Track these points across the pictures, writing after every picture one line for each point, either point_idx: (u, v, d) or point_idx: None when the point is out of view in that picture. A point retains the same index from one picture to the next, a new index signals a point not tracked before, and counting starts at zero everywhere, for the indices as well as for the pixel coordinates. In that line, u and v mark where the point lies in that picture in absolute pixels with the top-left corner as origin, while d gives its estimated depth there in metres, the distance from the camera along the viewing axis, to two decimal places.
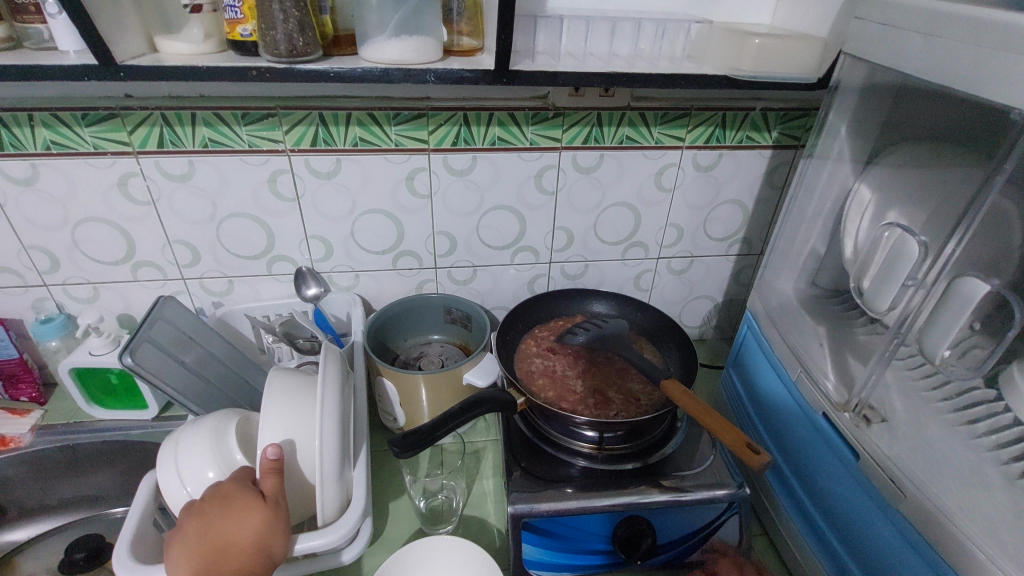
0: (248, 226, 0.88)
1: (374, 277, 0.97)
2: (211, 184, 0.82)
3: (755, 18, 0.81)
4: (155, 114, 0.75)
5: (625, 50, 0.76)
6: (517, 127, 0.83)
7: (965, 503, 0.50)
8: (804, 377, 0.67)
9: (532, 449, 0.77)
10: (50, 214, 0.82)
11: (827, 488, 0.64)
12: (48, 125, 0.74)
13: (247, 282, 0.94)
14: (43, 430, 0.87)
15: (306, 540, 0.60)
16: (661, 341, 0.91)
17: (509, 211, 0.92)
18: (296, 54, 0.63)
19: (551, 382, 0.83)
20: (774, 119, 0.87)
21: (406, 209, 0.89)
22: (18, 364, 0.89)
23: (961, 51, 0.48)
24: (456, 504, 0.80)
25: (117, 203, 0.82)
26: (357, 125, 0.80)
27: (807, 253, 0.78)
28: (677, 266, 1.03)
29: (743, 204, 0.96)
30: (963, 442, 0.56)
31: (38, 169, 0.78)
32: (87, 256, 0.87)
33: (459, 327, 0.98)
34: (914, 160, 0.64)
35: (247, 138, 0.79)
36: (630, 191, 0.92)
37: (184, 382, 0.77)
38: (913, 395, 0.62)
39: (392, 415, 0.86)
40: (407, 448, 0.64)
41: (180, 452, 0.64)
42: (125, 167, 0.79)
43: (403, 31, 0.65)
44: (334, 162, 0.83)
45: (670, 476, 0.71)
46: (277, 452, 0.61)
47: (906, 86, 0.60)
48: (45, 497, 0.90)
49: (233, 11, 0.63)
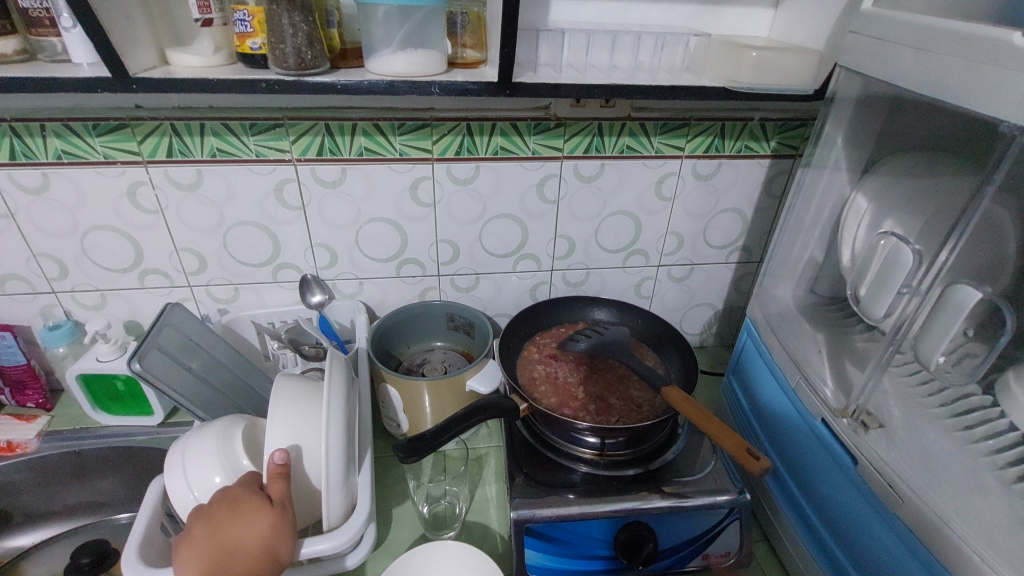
0: (387, 229, 1.18)
1: (489, 275, 1.28)
2: (358, 190, 1.12)
3: (753, 29, 1.08)
4: (320, 126, 1.03)
5: (626, 61, 1.01)
6: (589, 151, 1.04)
7: (960, 508, 0.66)
8: (803, 383, 0.88)
9: (578, 452, 0.94)
10: (201, 218, 1.11)
11: (822, 492, 0.85)
12: (217, 133, 1.01)
13: (355, 266, 1.22)
14: (181, 419, 0.99)
15: (312, 545, 0.80)
16: (664, 349, 1.19)
17: (592, 218, 1.21)
18: (402, 68, 0.80)
19: (552, 388, 1.09)
20: (773, 129, 1.14)
21: (530, 213, 1.20)
22: (184, 345, 1.08)
23: (944, 63, 0.65)
24: (460, 510, 1.04)
25: (273, 208, 1.12)
26: (500, 135, 1.09)
27: (805, 259, 1.05)
28: (678, 274, 1.34)
29: (742, 212, 1.25)
30: (960, 451, 0.74)
31: (203, 174, 1.06)
32: (231, 257, 1.18)
33: (537, 340, 1.23)
34: (903, 170, 0.86)
35: (398, 147, 1.08)
36: (629, 201, 1.20)
37: (312, 394, 0.96)
38: (910, 400, 0.82)
39: (444, 414, 1.09)
40: (414, 455, 0.83)
41: (217, 455, 0.86)
42: (283, 174, 1.08)
43: (407, 44, 0.85)
44: (472, 169, 1.12)
45: (672, 483, 0.93)
46: (367, 451, 0.80)
47: (894, 96, 0.80)
48: (160, 494, 0.97)
49: (343, 10, 0.76)
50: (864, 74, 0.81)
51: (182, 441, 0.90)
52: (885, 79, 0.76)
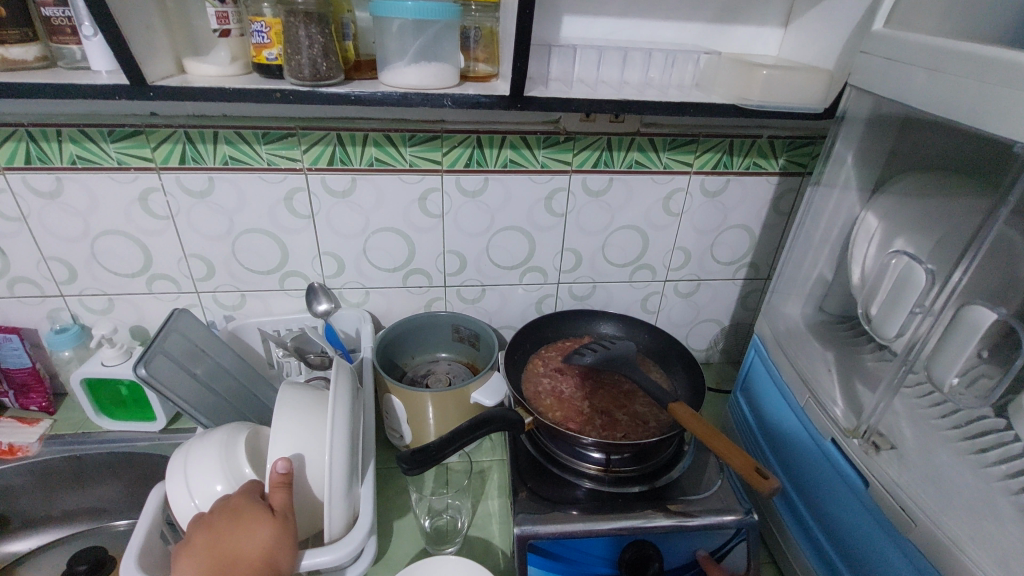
0: (264, 242, 0.89)
1: (384, 294, 0.98)
2: (229, 200, 0.84)
3: (762, 50, 0.83)
4: (179, 131, 0.78)
5: (635, 77, 0.79)
6: (529, 150, 0.85)
7: (975, 533, 0.50)
8: (812, 403, 0.67)
9: (538, 469, 0.77)
10: (70, 227, 0.84)
11: (837, 517, 0.64)
12: (75, 140, 0.77)
13: (259, 297, 0.95)
14: (51, 440, 0.88)
15: (313, 556, 0.60)
16: (668, 364, 0.92)
17: (519, 231, 0.93)
18: (319, 78, 0.65)
19: (558, 403, 0.84)
20: (782, 147, 0.89)
21: (418, 228, 0.91)
22: (30, 373, 0.90)
23: (965, 87, 0.49)
24: (461, 524, 0.79)
25: (137, 217, 0.84)
26: (373, 146, 0.82)
27: (814, 279, 0.79)
28: (683, 289, 1.04)
29: (750, 229, 0.97)
30: (972, 472, 0.56)
31: (63, 183, 0.80)
32: (105, 269, 0.88)
33: (467, 345, 0.99)
34: (919, 190, 0.65)
35: (266, 157, 0.81)
36: (637, 216, 0.94)
37: (194, 394, 0.77)
38: (922, 422, 0.61)
39: (399, 432, 0.87)
40: (416, 465, 0.64)
41: (190, 465, 0.64)
42: (147, 183, 0.81)
43: (422, 57, 0.68)
44: (349, 181, 0.85)
45: (677, 500, 0.71)
46: (287, 466, 0.61)
47: (911, 118, 0.61)
48: (48, 509, 0.90)
49: (260, 36, 0.65)
50: (805, 105, 0.72)
51: (63, 437, 0.88)
52: (895, 101, 0.58)
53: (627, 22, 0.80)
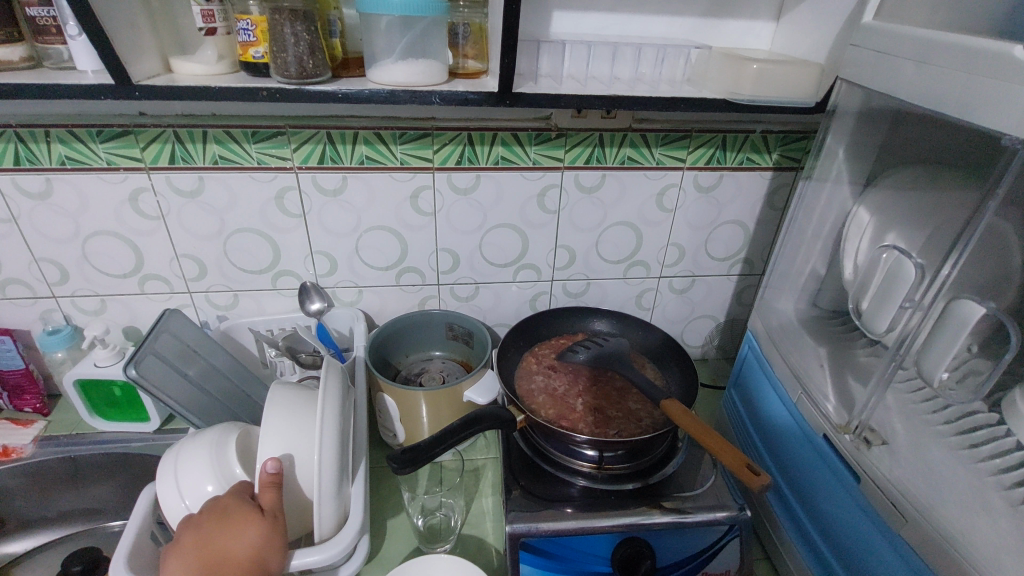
0: (256, 242, 0.89)
1: (377, 293, 0.98)
2: (220, 200, 0.84)
3: (754, 44, 0.83)
4: (168, 131, 0.78)
5: (626, 73, 0.78)
6: (520, 146, 0.85)
7: (968, 528, 0.49)
8: (803, 399, 0.67)
9: (532, 467, 0.77)
10: (61, 228, 0.84)
11: (829, 511, 0.63)
12: (64, 141, 0.77)
13: (252, 297, 0.95)
14: (46, 442, 0.88)
15: (302, 556, 0.60)
16: (662, 360, 0.91)
17: (511, 229, 0.93)
18: (305, 76, 0.65)
19: (551, 400, 0.83)
20: (775, 142, 0.89)
21: (410, 226, 0.91)
22: (23, 375, 0.90)
23: (954, 79, 0.49)
24: (455, 523, 0.79)
25: (128, 218, 0.84)
26: (364, 144, 0.82)
27: (808, 275, 0.78)
28: (678, 285, 1.04)
29: (744, 224, 0.97)
30: (965, 467, 0.55)
31: (52, 183, 0.80)
32: (97, 269, 0.88)
33: (461, 343, 0.99)
34: (911, 184, 0.65)
35: (256, 156, 0.81)
36: (631, 211, 0.93)
37: (186, 394, 0.77)
38: (914, 417, 0.61)
39: (392, 431, 0.86)
40: (406, 464, 0.64)
41: (180, 466, 0.64)
42: (137, 183, 0.81)
43: (409, 54, 0.67)
44: (340, 179, 0.84)
45: (671, 497, 0.71)
46: (277, 466, 0.61)
47: (902, 111, 0.61)
48: (43, 510, 0.90)
49: (246, 34, 0.65)
50: (796, 99, 0.71)
51: (58, 438, 0.88)
52: (886, 94, 0.58)
53: (617, 17, 0.80)
